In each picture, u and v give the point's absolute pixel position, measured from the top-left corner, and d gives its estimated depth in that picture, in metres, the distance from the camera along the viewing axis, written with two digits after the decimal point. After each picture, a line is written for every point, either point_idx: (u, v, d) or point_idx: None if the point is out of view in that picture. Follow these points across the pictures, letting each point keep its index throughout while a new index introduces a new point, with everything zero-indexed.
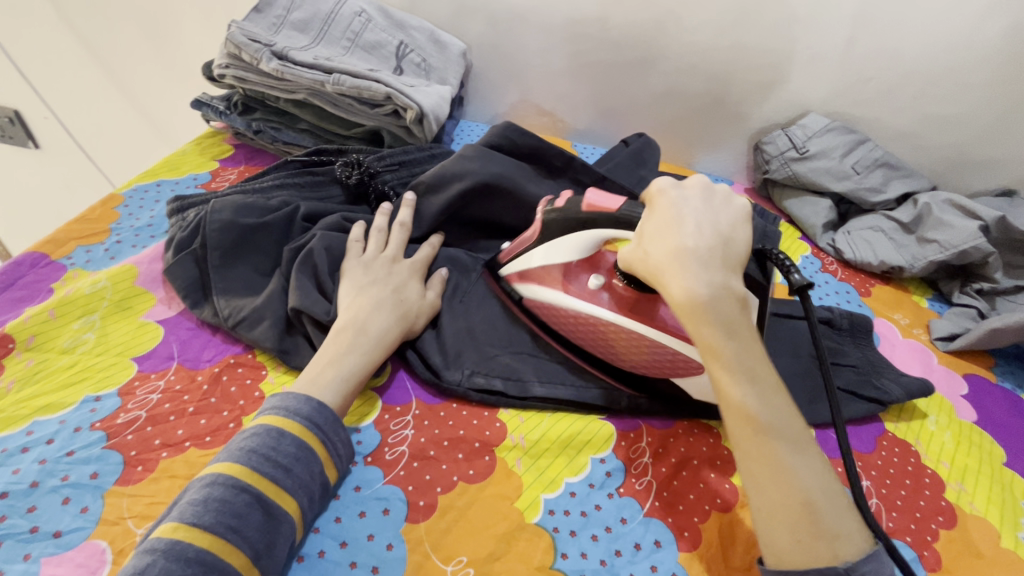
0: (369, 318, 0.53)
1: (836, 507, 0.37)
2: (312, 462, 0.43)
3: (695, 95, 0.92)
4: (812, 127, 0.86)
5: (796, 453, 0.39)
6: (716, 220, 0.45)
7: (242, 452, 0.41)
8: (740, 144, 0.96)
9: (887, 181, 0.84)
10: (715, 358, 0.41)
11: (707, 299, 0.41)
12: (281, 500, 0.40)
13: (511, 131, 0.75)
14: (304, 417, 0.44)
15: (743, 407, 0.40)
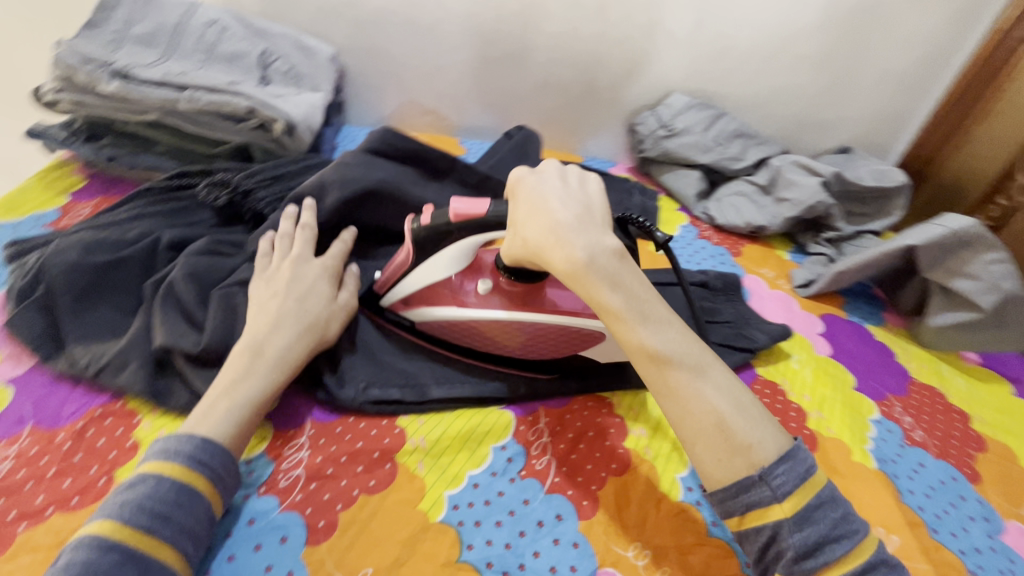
0: (266, 337, 0.50)
1: (747, 419, 0.41)
2: (194, 502, 0.40)
3: (570, 83, 0.96)
4: (676, 106, 0.93)
5: (702, 381, 0.42)
6: (576, 190, 0.47)
7: (113, 504, 0.39)
8: (617, 126, 1.01)
9: (744, 149, 0.93)
10: (613, 316, 0.43)
11: (591, 263, 0.43)
12: (160, 547, 0.38)
13: (391, 136, 0.72)
14: (182, 456, 0.42)
15: (650, 352, 0.42)
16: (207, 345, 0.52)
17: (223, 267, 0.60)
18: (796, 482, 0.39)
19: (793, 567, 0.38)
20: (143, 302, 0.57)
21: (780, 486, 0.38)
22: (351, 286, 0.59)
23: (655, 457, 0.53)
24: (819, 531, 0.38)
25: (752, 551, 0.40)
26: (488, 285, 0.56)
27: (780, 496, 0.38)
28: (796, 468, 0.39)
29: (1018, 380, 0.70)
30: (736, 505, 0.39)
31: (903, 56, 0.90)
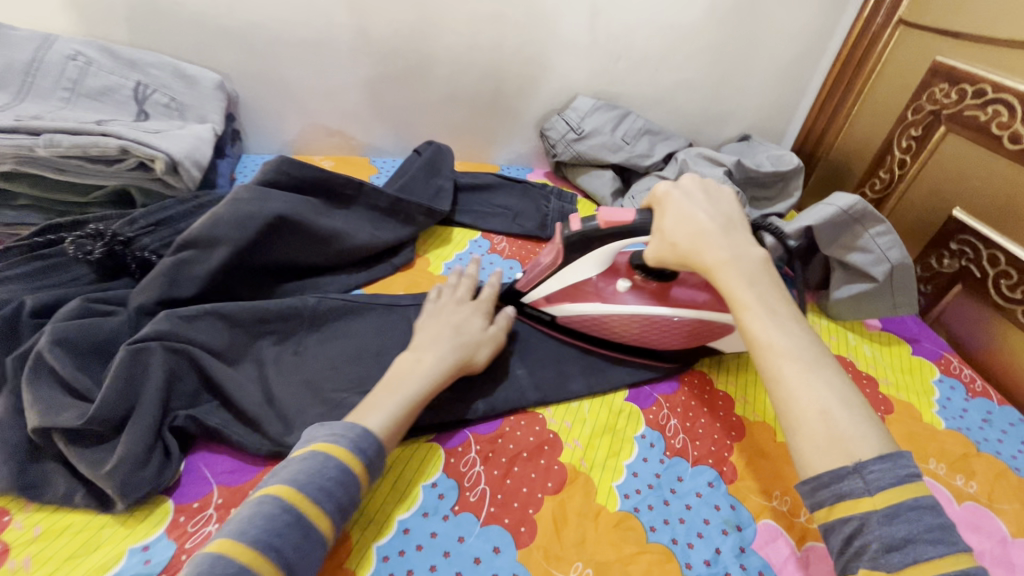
0: (416, 354, 0.54)
1: (855, 413, 0.38)
2: (353, 485, 0.43)
3: (476, 93, 0.95)
4: (582, 109, 0.95)
5: (809, 372, 0.40)
6: (724, 201, 0.53)
7: (291, 474, 0.41)
8: (529, 133, 1.02)
9: (652, 146, 0.95)
10: (740, 305, 0.45)
11: (739, 259, 0.47)
12: (318, 523, 0.40)
13: (287, 165, 0.68)
14: (351, 442, 0.44)
15: (763, 341, 0.43)
16: (93, 416, 0.46)
17: (101, 328, 0.53)
18: (896, 478, 0.35)
19: (880, 562, 0.34)
20: (6, 381, 0.49)
21: (875, 479, 0.35)
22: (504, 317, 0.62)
23: (590, 468, 0.52)
24: (911, 529, 0.34)
25: (835, 546, 0.37)
26: (627, 284, 0.62)
27: (873, 489, 0.35)
28: (896, 469, 0.35)
29: (916, 340, 0.76)
30: (827, 495, 0.37)
31: (785, 46, 0.95)
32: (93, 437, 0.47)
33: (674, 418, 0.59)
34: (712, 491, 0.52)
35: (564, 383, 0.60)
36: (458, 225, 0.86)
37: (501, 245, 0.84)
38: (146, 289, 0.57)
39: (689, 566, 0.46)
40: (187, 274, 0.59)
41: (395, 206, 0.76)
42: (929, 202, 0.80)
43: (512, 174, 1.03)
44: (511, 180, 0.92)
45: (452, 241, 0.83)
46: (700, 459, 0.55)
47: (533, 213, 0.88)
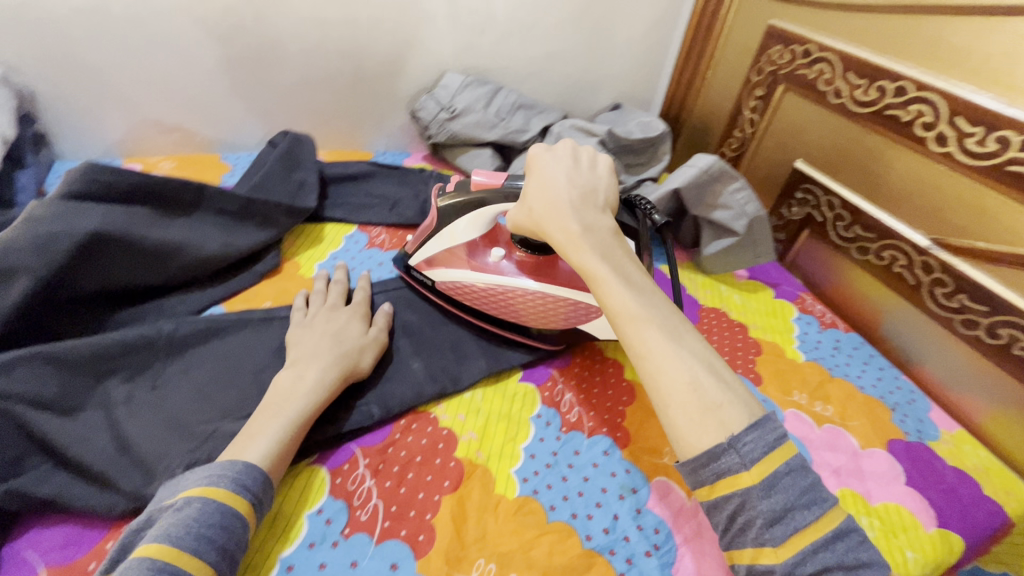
0: (296, 372, 0.49)
1: (721, 381, 0.37)
2: (237, 530, 0.38)
3: (333, 74, 0.87)
4: (451, 87, 0.91)
5: (673, 341, 0.38)
6: (590, 167, 0.52)
7: (160, 531, 0.36)
8: (400, 115, 0.96)
9: (527, 120, 0.94)
10: (596, 274, 0.43)
11: (592, 231, 0.46)
12: (203, 575, 0.34)
13: (96, 173, 0.57)
14: (230, 481, 0.39)
15: (621, 310, 0.40)
16: None
17: None
18: (765, 446, 0.35)
19: (765, 536, 0.34)
20: None
21: (748, 451, 0.35)
22: (383, 317, 0.59)
23: (487, 459, 0.51)
24: (789, 497, 0.34)
25: (719, 522, 0.37)
26: (502, 253, 0.62)
27: (748, 463, 0.35)
28: (765, 436, 0.35)
29: (777, 284, 0.83)
30: (707, 475, 0.36)
31: (640, 16, 0.97)
32: None
33: (569, 391, 0.59)
34: (607, 459, 0.53)
35: (455, 375, 0.57)
36: (330, 222, 0.79)
37: (380, 237, 0.78)
38: None
39: (590, 537, 0.46)
40: None
41: (249, 208, 0.68)
42: (776, 155, 0.87)
43: (387, 160, 0.97)
44: (384, 167, 0.86)
45: (325, 239, 0.76)
46: (595, 428, 0.55)
47: (411, 200, 0.83)
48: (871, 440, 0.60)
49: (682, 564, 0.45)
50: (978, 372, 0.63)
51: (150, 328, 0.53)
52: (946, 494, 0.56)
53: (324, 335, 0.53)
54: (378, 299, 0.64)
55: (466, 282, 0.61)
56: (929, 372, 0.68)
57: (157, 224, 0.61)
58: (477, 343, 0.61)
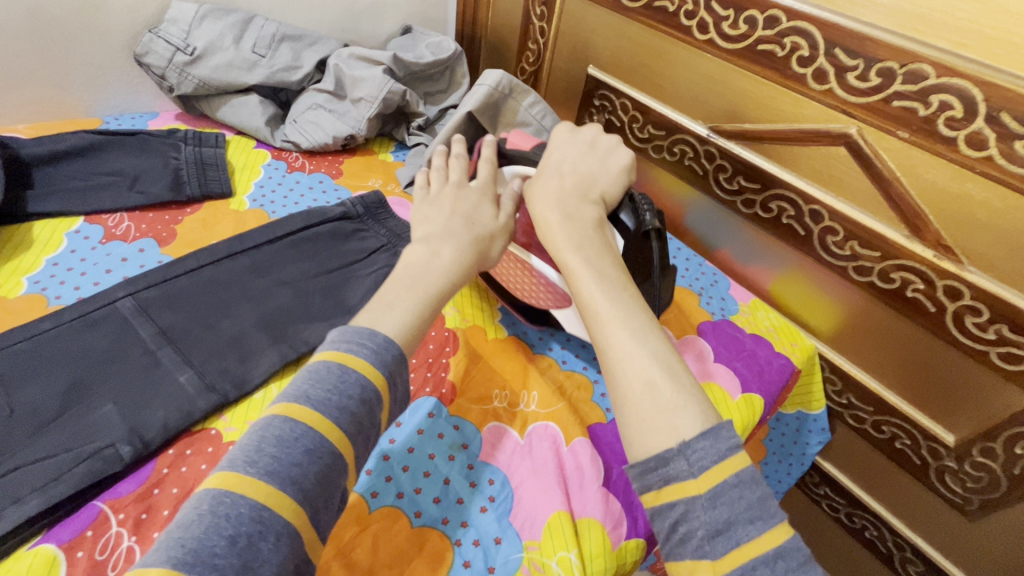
0: (429, 249, 0.46)
1: (682, 388, 0.36)
2: (375, 405, 0.36)
3: (1, 17, 0.64)
4: (184, 20, 0.73)
5: (637, 341, 0.39)
6: (597, 158, 0.52)
7: (303, 390, 0.34)
8: (128, 66, 0.75)
9: (297, 54, 0.79)
10: (567, 265, 0.44)
11: (572, 219, 0.46)
12: (342, 448, 0.33)
13: None
14: (369, 351, 0.37)
15: (589, 303, 0.41)
16: None
17: None
18: (717, 455, 0.33)
19: (703, 548, 0.32)
20: None
21: (697, 458, 0.33)
22: (512, 200, 0.53)
23: None
24: (732, 510, 0.32)
25: (659, 532, 0.34)
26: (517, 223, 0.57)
27: (697, 469, 0.33)
28: (717, 445, 0.34)
29: None
30: (653, 478, 0.34)
31: None
32: None
33: None
34: (433, 421, 0.48)
35: (241, 376, 0.48)
36: (39, 219, 0.59)
37: (123, 225, 0.61)
38: None
39: (419, 514, 0.42)
40: None
41: None
42: (570, 64, 0.84)
43: (125, 125, 0.75)
44: (114, 133, 0.67)
45: (35, 242, 0.57)
46: (417, 392, 0.50)
47: (161, 171, 0.66)
48: (685, 329, 0.63)
49: (518, 509, 0.43)
50: (762, 245, 0.69)
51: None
52: (747, 361, 0.61)
53: (459, 213, 0.49)
54: (124, 305, 0.51)
55: None
56: (726, 254, 0.74)
57: None
58: (266, 329, 0.52)
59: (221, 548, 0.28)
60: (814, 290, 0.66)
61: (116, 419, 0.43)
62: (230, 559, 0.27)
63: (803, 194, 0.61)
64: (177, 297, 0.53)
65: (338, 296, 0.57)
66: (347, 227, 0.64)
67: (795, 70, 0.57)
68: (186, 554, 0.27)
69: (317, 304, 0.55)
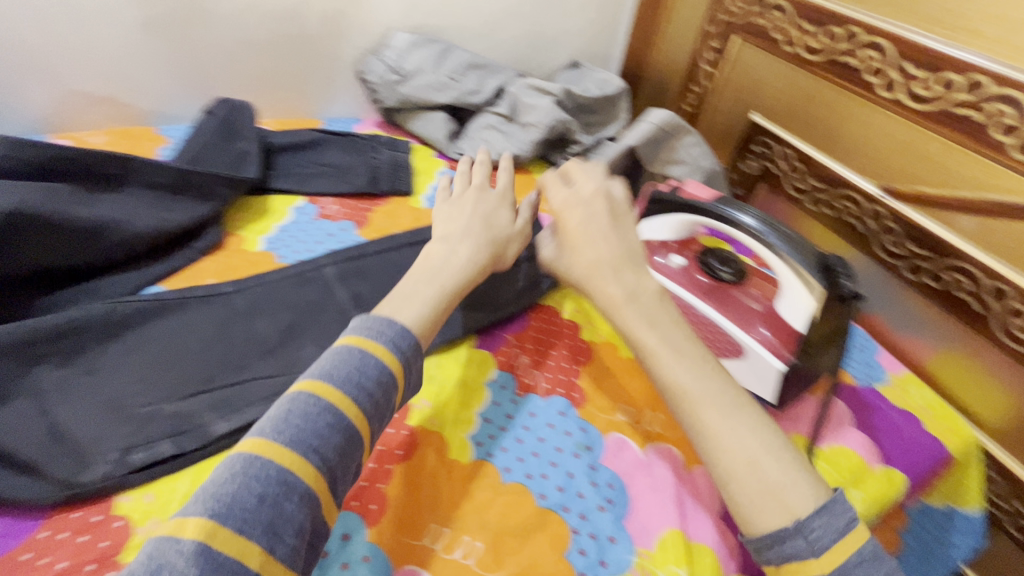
0: (448, 247, 0.53)
1: (784, 463, 0.40)
2: (389, 388, 0.41)
3: (273, 38, 0.82)
4: (400, 47, 0.86)
5: (729, 421, 0.41)
6: (633, 227, 0.54)
7: (327, 369, 0.40)
8: (349, 80, 0.92)
9: (481, 81, 0.90)
10: (647, 349, 0.45)
11: (638, 291, 0.48)
12: (356, 422, 0.39)
13: (18, 148, 0.55)
14: (386, 339, 0.43)
15: (679, 388, 0.43)
16: None
17: None
18: (834, 535, 0.37)
19: None
20: None
21: (816, 538, 0.37)
22: (529, 210, 0.62)
23: (442, 425, 0.50)
24: None
25: None
26: (682, 263, 0.62)
27: (816, 550, 0.37)
28: (833, 521, 0.37)
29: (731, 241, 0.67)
30: (772, 555, 0.38)
31: None
32: None
33: (524, 355, 0.59)
34: (563, 418, 0.53)
35: None
36: (277, 193, 0.75)
37: (331, 208, 0.75)
38: None
39: (544, 496, 0.46)
40: None
41: (182, 181, 0.64)
42: (732, 107, 0.86)
43: (337, 127, 0.91)
44: (335, 134, 0.83)
45: (270, 212, 0.72)
46: (551, 390, 0.56)
47: (363, 167, 0.79)
48: None
49: (634, 517, 0.46)
50: (925, 316, 0.65)
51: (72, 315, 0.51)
52: (890, 433, 0.56)
53: (477, 217, 0.56)
54: (328, 270, 0.62)
55: None
56: (879, 318, 0.70)
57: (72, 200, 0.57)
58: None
59: (249, 504, 0.32)
60: (980, 375, 0.61)
61: (317, 358, 0.54)
62: (253, 515, 0.32)
63: (986, 269, 0.57)
64: (365, 271, 0.64)
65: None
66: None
67: (994, 136, 0.55)
68: (220, 510, 0.32)
69: None
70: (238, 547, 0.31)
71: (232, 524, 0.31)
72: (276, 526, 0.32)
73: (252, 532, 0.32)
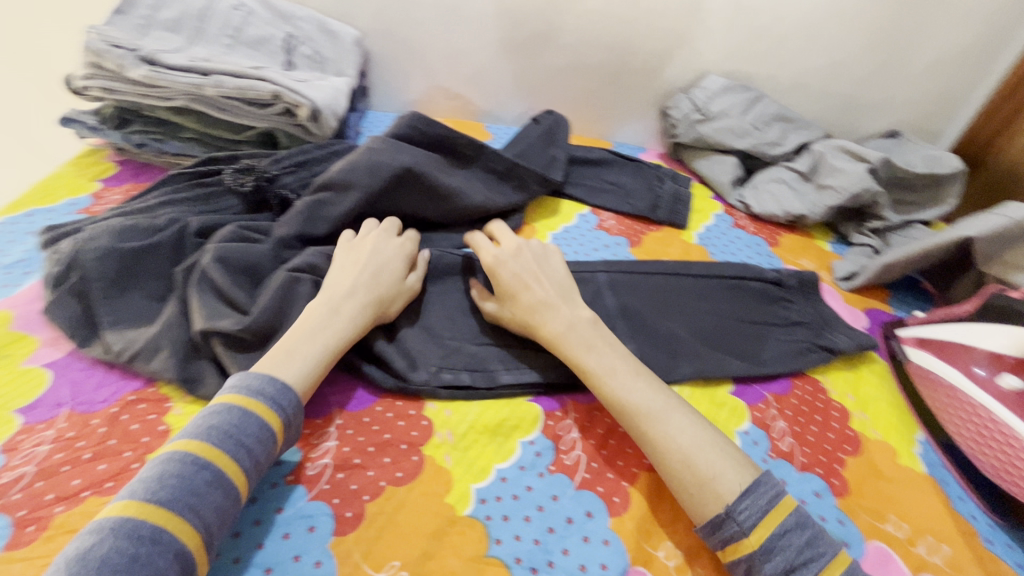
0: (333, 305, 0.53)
1: (717, 454, 0.47)
2: (268, 444, 0.44)
3: (600, 65, 0.92)
4: (711, 89, 0.88)
5: (666, 424, 0.49)
6: (552, 271, 0.61)
7: (202, 429, 0.42)
8: (649, 111, 0.98)
9: (783, 134, 0.88)
10: (589, 374, 0.53)
11: (574, 328, 0.56)
12: (236, 481, 0.41)
13: (419, 121, 0.72)
14: (267, 396, 0.45)
15: (618, 400, 0.51)
16: (251, 324, 0.53)
17: (256, 253, 0.59)
18: (760, 512, 0.44)
19: None
20: (175, 288, 0.57)
21: (745, 518, 0.44)
22: (422, 263, 0.63)
23: None
24: None
25: None
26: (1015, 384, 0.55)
27: (747, 530, 0.44)
28: (758, 502, 0.44)
29: None
30: (716, 541, 0.45)
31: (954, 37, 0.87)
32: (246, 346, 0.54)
33: (783, 420, 0.58)
34: (819, 500, 0.51)
35: (667, 368, 0.60)
36: (566, 199, 0.84)
37: (609, 222, 0.82)
38: (297, 219, 0.63)
39: None
40: (322, 214, 0.64)
41: (512, 171, 0.77)
42: None
43: (625, 151, 0.99)
44: (622, 157, 0.89)
45: (560, 213, 0.82)
46: (808, 466, 0.54)
47: (645, 192, 0.84)
48: None
49: None
50: None
51: (310, 257, 0.59)
52: None
53: (368, 269, 0.57)
54: (601, 277, 0.68)
55: (948, 381, 0.60)
56: None
57: (438, 167, 0.72)
58: (700, 342, 0.64)
59: (121, 563, 0.34)
60: None
61: None
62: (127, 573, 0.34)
63: None
64: (633, 286, 0.68)
65: (756, 347, 0.65)
66: (773, 293, 0.70)
67: None
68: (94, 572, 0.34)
69: (735, 343, 0.65)
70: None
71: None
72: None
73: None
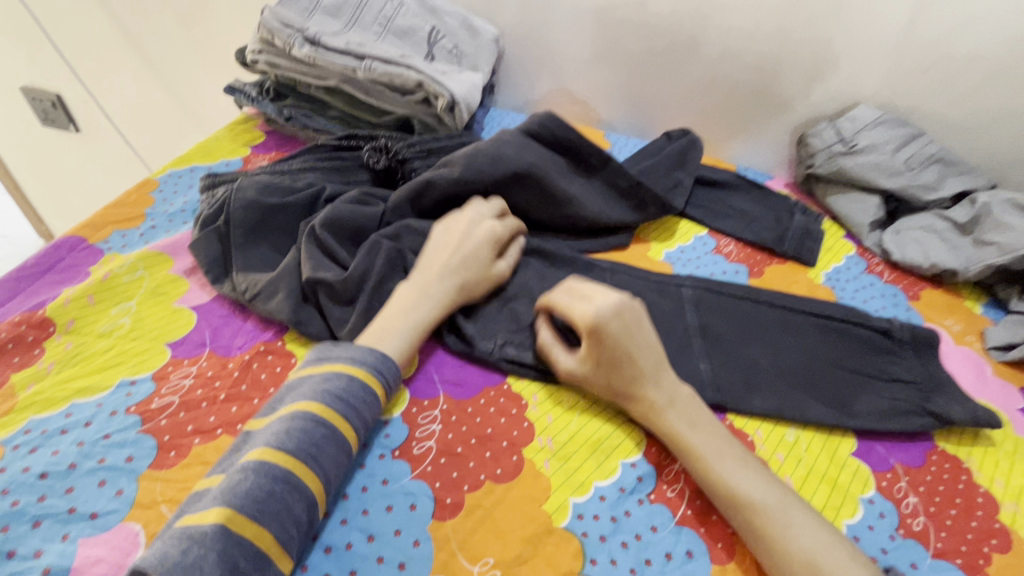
0: (425, 287, 0.56)
1: (843, 552, 0.42)
2: (374, 406, 0.46)
3: (738, 84, 0.88)
4: (861, 120, 0.82)
5: (785, 517, 0.44)
6: (642, 328, 0.53)
7: (319, 391, 0.44)
8: (782, 136, 0.92)
9: (941, 178, 0.80)
10: (694, 455, 0.48)
11: (674, 402, 0.50)
12: (349, 437, 0.44)
13: (551, 122, 0.73)
14: (370, 366, 0.47)
15: (726, 484, 0.46)
16: (349, 278, 0.55)
17: (364, 216, 0.62)
18: None
19: None
20: (298, 240, 0.60)
21: None
22: (512, 249, 0.63)
23: None
24: None
25: None
26: None
27: None
28: None
29: None
30: None
31: None
32: (343, 297, 0.56)
33: (916, 496, 0.53)
34: None
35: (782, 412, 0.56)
36: (685, 218, 0.81)
37: (729, 247, 0.78)
38: (405, 192, 0.66)
39: None
40: (429, 188, 0.66)
41: (633, 190, 0.75)
42: None
43: (750, 175, 0.93)
44: (749, 183, 0.84)
45: (677, 233, 0.79)
46: (945, 553, 0.49)
47: (771, 222, 0.79)
48: None
49: None
50: None
51: (386, 229, 0.62)
52: None
53: (457, 254, 0.58)
54: (686, 291, 0.66)
55: None
56: None
57: (562, 171, 0.72)
58: (789, 382, 0.59)
59: (260, 496, 0.38)
60: None
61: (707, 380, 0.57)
62: (264, 506, 0.38)
63: None
64: (721, 306, 0.65)
65: (848, 395, 0.59)
66: (880, 343, 0.64)
67: None
68: (240, 501, 0.38)
69: (827, 389, 0.59)
70: (255, 531, 0.37)
71: (246, 512, 0.37)
72: (282, 517, 0.38)
73: (265, 522, 0.38)
